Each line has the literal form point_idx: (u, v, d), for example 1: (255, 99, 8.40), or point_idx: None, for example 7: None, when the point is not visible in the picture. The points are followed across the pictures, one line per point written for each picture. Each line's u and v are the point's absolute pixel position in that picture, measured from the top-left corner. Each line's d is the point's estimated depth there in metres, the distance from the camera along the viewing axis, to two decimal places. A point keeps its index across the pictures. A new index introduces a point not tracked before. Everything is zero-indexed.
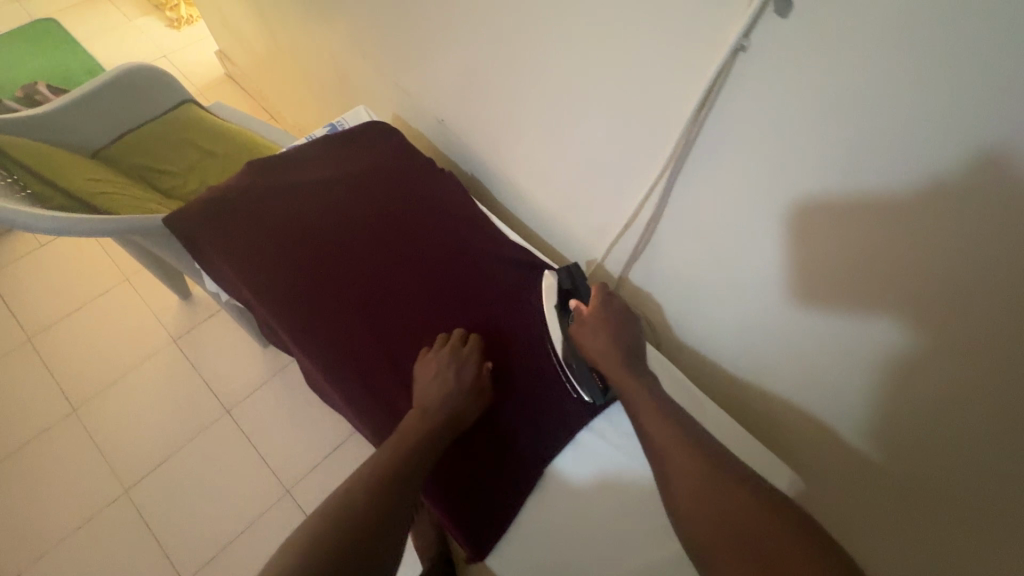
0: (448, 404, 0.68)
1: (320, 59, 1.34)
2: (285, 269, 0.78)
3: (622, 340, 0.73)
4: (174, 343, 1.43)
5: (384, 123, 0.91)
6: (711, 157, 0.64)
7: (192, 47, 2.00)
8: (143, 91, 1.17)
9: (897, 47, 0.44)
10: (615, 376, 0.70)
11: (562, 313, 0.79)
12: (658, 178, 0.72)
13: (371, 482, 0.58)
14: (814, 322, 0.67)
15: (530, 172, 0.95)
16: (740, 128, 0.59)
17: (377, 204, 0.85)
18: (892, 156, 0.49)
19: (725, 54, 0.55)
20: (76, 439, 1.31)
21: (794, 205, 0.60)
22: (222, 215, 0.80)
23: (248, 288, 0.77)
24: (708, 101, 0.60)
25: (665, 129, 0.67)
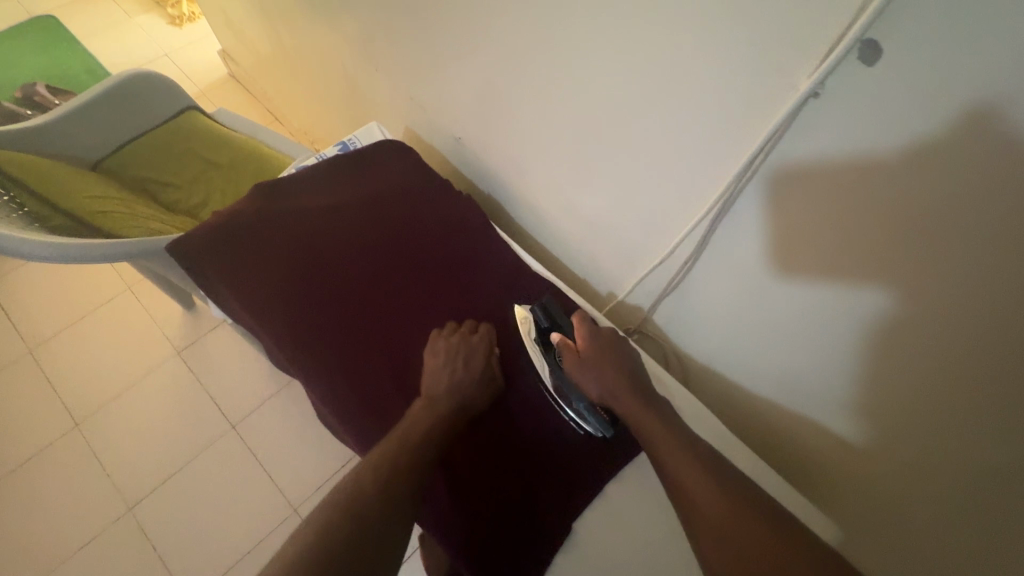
0: (455, 394, 0.67)
1: (326, 63, 1.30)
2: (297, 301, 0.74)
3: (622, 369, 0.70)
4: (178, 356, 1.40)
5: (398, 142, 0.87)
6: (759, 200, 0.59)
7: (195, 46, 1.96)
8: (146, 100, 1.13)
9: (1006, 105, 0.38)
10: (628, 407, 0.67)
11: (547, 349, 0.75)
12: (699, 220, 0.67)
13: (379, 470, 0.57)
14: (862, 379, 0.61)
15: (552, 196, 0.90)
16: (802, 174, 0.54)
17: (391, 227, 0.82)
18: (983, 219, 0.43)
19: (793, 100, 0.50)
20: (80, 454, 1.28)
21: (846, 254, 0.55)
22: (228, 239, 0.76)
23: (260, 325, 0.74)
24: (770, 148, 0.55)
25: (714, 172, 0.62)
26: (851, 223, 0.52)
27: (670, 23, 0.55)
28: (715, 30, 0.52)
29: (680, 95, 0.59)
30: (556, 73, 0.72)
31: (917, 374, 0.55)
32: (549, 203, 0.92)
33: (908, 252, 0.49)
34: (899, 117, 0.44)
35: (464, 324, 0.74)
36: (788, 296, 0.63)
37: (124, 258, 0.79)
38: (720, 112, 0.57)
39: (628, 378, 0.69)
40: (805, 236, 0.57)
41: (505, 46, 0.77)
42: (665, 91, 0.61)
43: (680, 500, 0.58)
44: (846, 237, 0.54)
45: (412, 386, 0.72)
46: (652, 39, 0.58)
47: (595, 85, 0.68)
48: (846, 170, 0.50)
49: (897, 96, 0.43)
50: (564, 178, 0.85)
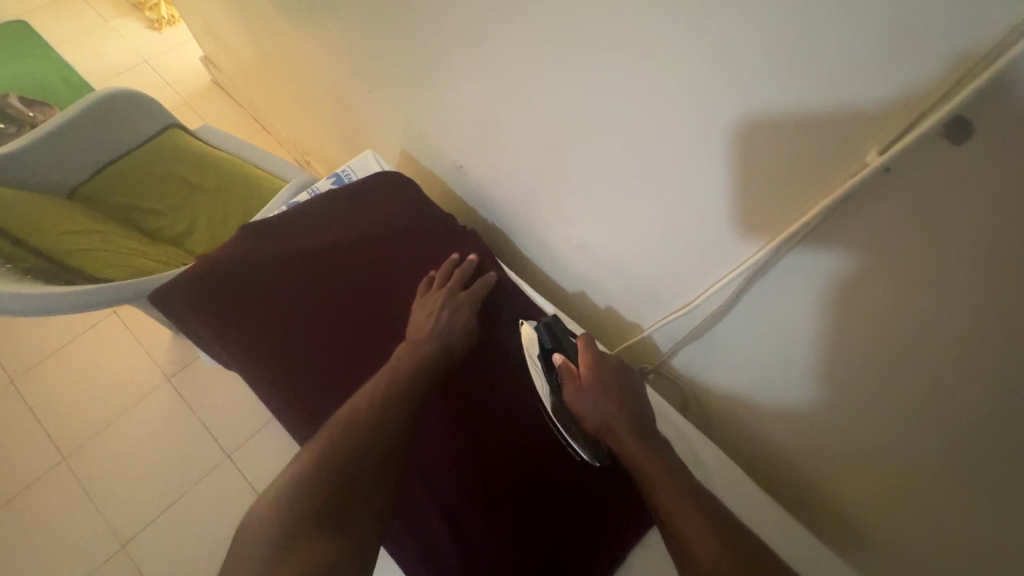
0: (438, 336, 0.68)
1: (315, 76, 1.23)
2: (294, 356, 0.69)
3: (624, 400, 0.70)
4: (168, 383, 1.34)
5: (397, 174, 0.81)
6: (799, 260, 0.55)
7: (175, 51, 1.87)
8: (124, 120, 1.06)
9: None
10: (627, 442, 0.66)
11: (550, 372, 0.77)
12: (736, 275, 0.62)
13: (366, 404, 0.59)
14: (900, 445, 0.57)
15: (564, 232, 0.85)
16: (851, 237, 0.49)
17: (392, 268, 0.77)
18: None
19: (859, 174, 0.45)
20: (68, 491, 1.23)
21: (889, 319, 0.50)
22: (216, 288, 0.71)
23: (257, 385, 0.69)
24: (829, 221, 0.50)
25: (753, 229, 0.57)
26: (901, 294, 0.48)
27: (707, 72, 0.50)
28: (760, 84, 0.47)
29: (716, 147, 0.54)
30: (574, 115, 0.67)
31: (970, 450, 0.51)
32: (560, 238, 0.87)
33: (967, 330, 0.45)
34: (979, 200, 0.39)
35: (454, 278, 0.73)
36: (820, 352, 0.60)
37: (104, 306, 0.75)
38: (763, 170, 0.52)
39: (628, 412, 0.69)
40: (847, 301, 0.53)
41: (513, 81, 0.71)
42: (693, 138, 0.56)
43: (675, 547, 0.55)
44: (894, 308, 0.49)
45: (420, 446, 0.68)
46: (686, 88, 0.53)
47: (617, 129, 0.63)
48: (904, 244, 0.45)
49: (981, 179, 0.38)
50: (581, 216, 0.80)
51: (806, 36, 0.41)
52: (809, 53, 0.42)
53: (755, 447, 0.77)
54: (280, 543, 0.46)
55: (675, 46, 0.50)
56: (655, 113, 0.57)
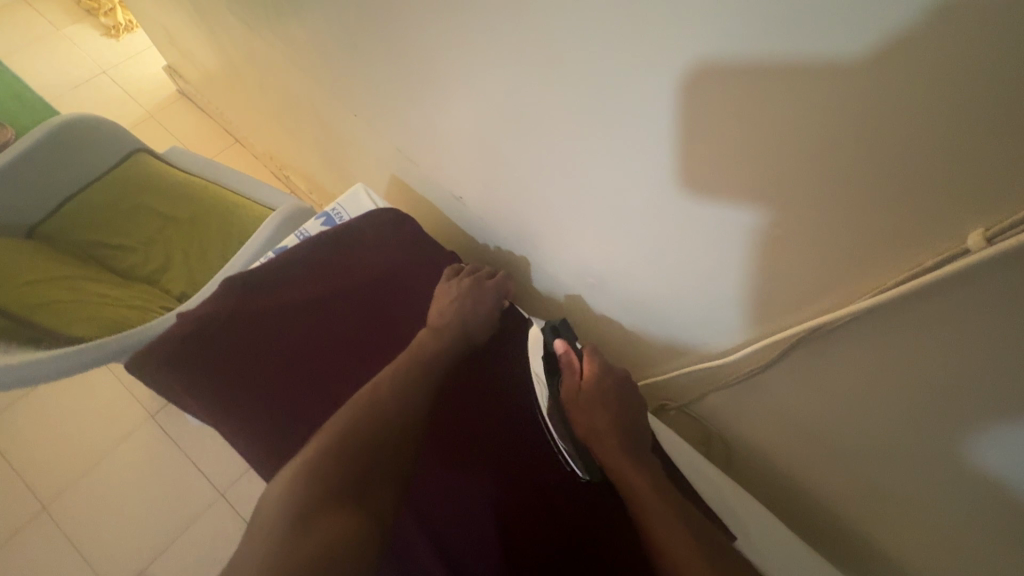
0: (460, 325, 0.68)
1: (290, 91, 1.16)
2: (294, 427, 0.63)
3: (623, 413, 0.70)
4: (152, 420, 1.27)
5: (395, 211, 0.75)
6: (847, 322, 0.50)
7: (135, 60, 1.76)
8: (80, 151, 0.97)
9: None
10: (612, 457, 0.67)
11: (550, 377, 0.75)
12: (784, 336, 0.57)
13: (393, 386, 0.61)
14: (951, 499, 0.54)
15: (576, 263, 0.81)
16: (909, 303, 0.45)
17: (394, 312, 0.71)
18: None
19: (959, 259, 0.39)
20: (51, 543, 1.16)
21: (946, 377, 0.47)
22: (203, 352, 0.65)
23: (255, 459, 0.63)
24: (910, 299, 0.44)
25: (805, 288, 0.52)
26: (965, 357, 0.44)
27: (742, 122, 0.44)
28: (809, 137, 0.41)
29: (751, 195, 0.49)
30: (596, 159, 0.61)
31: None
32: (572, 268, 0.83)
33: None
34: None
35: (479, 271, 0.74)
36: (864, 406, 0.56)
37: (34, 381, 0.64)
38: (809, 231, 0.47)
39: (625, 427, 0.69)
40: (901, 359, 0.49)
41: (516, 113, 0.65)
42: (723, 186, 0.51)
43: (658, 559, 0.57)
44: (960, 373, 0.45)
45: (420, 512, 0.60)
46: (719, 141, 0.47)
47: (646, 176, 0.57)
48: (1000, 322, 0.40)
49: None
50: (602, 252, 0.74)
51: (898, 103, 0.35)
52: (872, 112, 0.37)
53: (787, 488, 0.74)
54: (304, 511, 0.48)
55: (723, 101, 0.45)
56: (691, 162, 0.51)
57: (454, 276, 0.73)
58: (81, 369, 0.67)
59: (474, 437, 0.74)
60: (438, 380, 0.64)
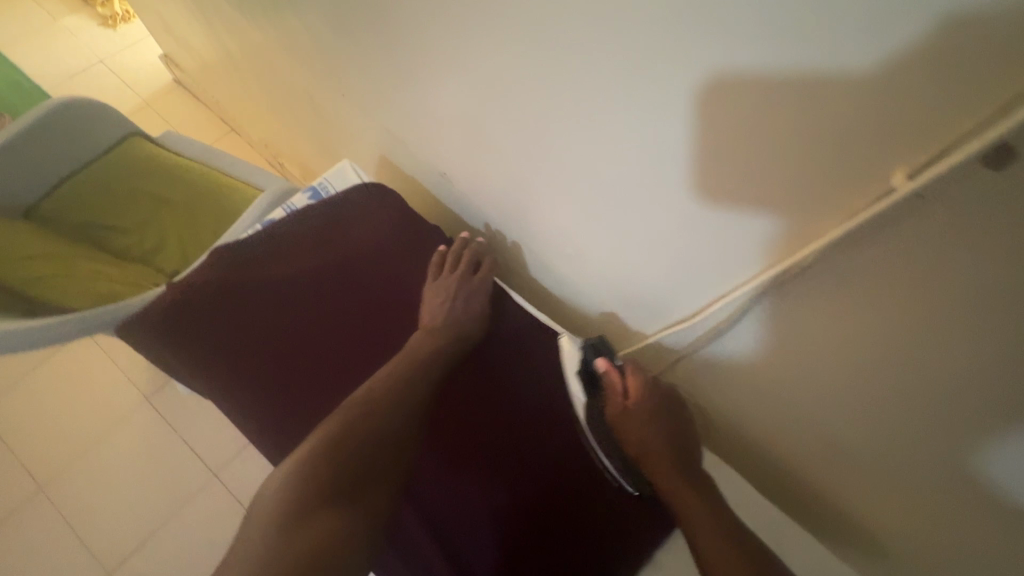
0: (451, 327, 0.68)
1: (282, 76, 1.17)
2: (282, 388, 0.66)
3: (668, 429, 0.69)
4: (148, 403, 1.29)
5: (380, 185, 0.77)
6: (796, 281, 0.51)
7: (133, 49, 1.77)
8: (75, 133, 0.99)
9: None
10: (661, 474, 0.67)
11: (592, 391, 0.74)
12: (737, 297, 0.58)
13: (383, 390, 0.62)
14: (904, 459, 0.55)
15: (556, 240, 0.82)
16: (853, 268, 0.45)
17: (381, 283, 0.73)
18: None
19: (884, 202, 0.39)
20: (47, 523, 1.18)
21: (889, 340, 0.48)
22: (184, 324, 0.67)
23: (243, 416, 0.66)
24: (844, 249, 0.45)
25: (763, 258, 0.53)
26: (899, 319, 0.46)
27: (694, 78, 0.45)
28: (749, 96, 0.42)
29: (707, 160, 0.50)
30: (570, 138, 0.63)
31: (1012, 492, 0.47)
32: (552, 244, 0.84)
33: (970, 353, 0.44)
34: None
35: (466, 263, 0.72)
36: (823, 371, 0.57)
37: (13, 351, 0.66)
38: (754, 196, 0.48)
39: (671, 439, 0.68)
40: (848, 322, 0.50)
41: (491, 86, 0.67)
42: (679, 150, 0.51)
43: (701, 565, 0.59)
44: (894, 333, 0.47)
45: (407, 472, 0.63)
46: (669, 102, 0.49)
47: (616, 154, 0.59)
48: (937, 284, 0.41)
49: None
50: (580, 230, 0.75)
51: (835, 69, 0.36)
52: (796, 62, 0.38)
53: (763, 458, 0.76)
54: (300, 511, 0.50)
55: (681, 74, 0.46)
56: (655, 137, 0.53)
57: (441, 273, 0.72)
58: (63, 341, 0.69)
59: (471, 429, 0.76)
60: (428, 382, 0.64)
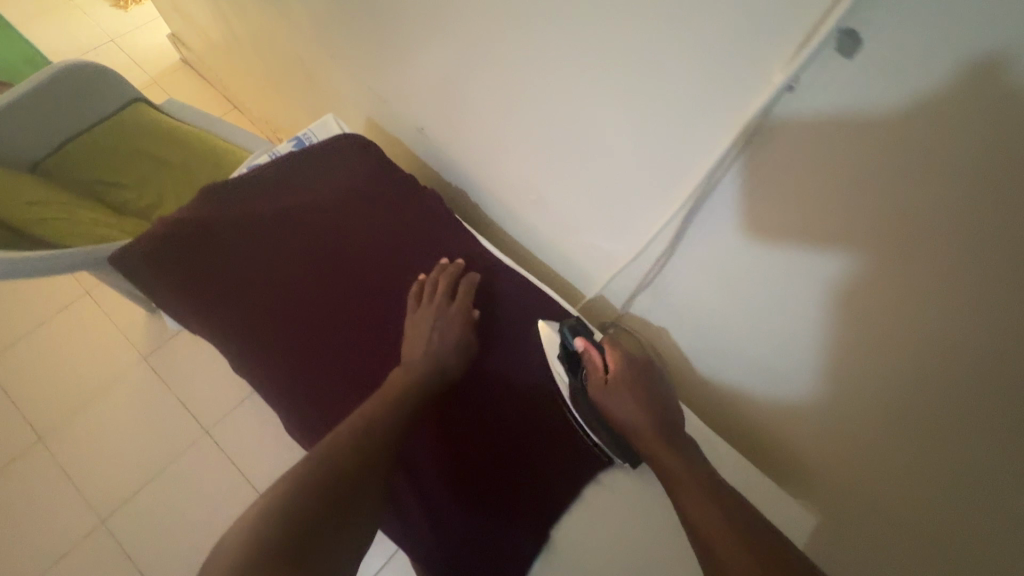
0: (430, 359, 0.66)
1: (278, 49, 1.21)
2: (260, 313, 0.71)
3: (652, 401, 0.63)
4: (144, 362, 1.34)
5: (359, 137, 0.81)
6: (725, 194, 0.55)
7: (144, 29, 1.84)
8: (81, 95, 1.04)
9: (969, 97, 0.34)
10: (649, 447, 0.61)
11: (570, 368, 0.69)
12: (670, 220, 0.64)
13: (359, 429, 0.56)
14: (833, 377, 0.59)
15: (524, 194, 0.86)
16: (770, 173, 0.50)
17: (355, 225, 0.77)
18: (946, 217, 0.40)
19: (772, 94, 0.44)
20: (45, 470, 1.23)
21: (811, 253, 0.52)
22: (167, 255, 0.72)
23: (220, 337, 0.71)
24: (751, 150, 0.50)
25: (692, 175, 0.57)
26: (820, 225, 0.49)
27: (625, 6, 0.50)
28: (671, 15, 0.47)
29: (644, 86, 0.55)
30: (530, 79, 0.68)
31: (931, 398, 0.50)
32: (519, 199, 0.88)
33: (883, 267, 0.46)
34: (892, 140, 0.40)
35: (441, 291, 0.71)
36: (761, 293, 0.61)
37: (12, 277, 0.70)
38: (687, 112, 0.53)
39: (653, 412, 0.62)
40: (774, 232, 0.54)
41: (461, 35, 0.71)
42: (618, 77, 0.57)
43: (705, 557, 0.51)
44: (815, 239, 0.50)
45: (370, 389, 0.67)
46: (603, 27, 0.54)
47: (587, 112, 0.64)
48: (845, 176, 0.44)
49: (892, 121, 0.39)
50: (544, 180, 0.80)
51: None
52: None
53: (723, 405, 0.79)
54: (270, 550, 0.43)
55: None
56: (597, 68, 0.58)
57: (418, 306, 0.71)
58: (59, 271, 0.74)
59: (453, 469, 0.67)
60: (408, 416, 0.60)
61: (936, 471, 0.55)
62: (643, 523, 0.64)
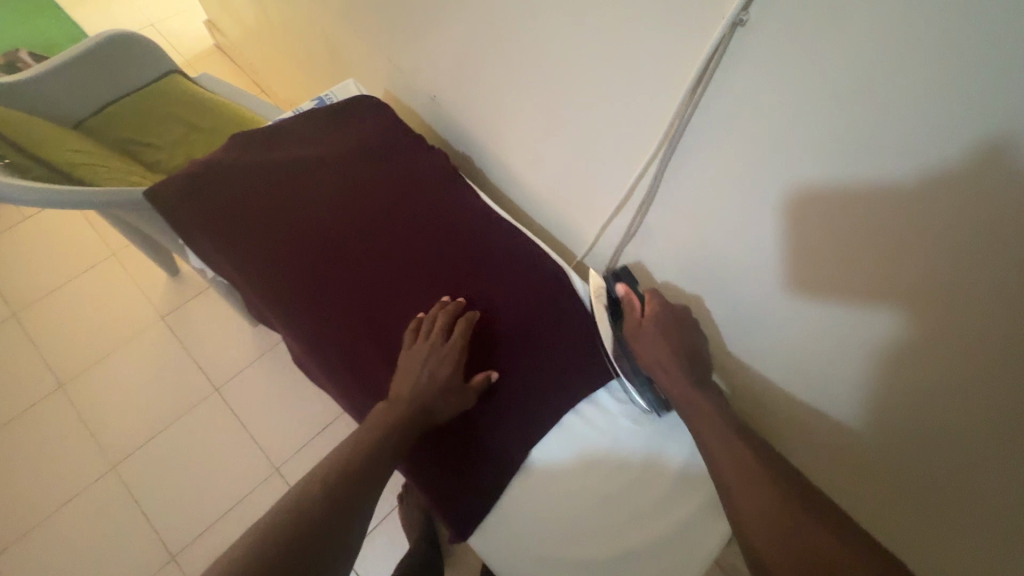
0: (414, 399, 0.64)
1: (306, 30, 1.29)
2: (270, 244, 0.77)
3: (680, 346, 0.68)
4: (163, 320, 1.41)
5: (375, 98, 0.91)
6: (700, 130, 0.62)
7: (180, 17, 1.95)
8: (124, 63, 1.13)
9: (905, 24, 0.41)
10: (675, 389, 0.66)
11: (614, 316, 0.74)
12: (649, 161, 0.70)
13: (329, 476, 0.54)
14: (805, 311, 0.64)
15: (524, 158, 0.92)
16: (740, 108, 0.57)
17: (365, 173, 0.85)
18: (887, 136, 0.47)
19: (730, 28, 0.52)
20: (64, 416, 1.30)
21: (783, 185, 0.58)
22: (194, 189, 0.80)
23: (232, 262, 0.77)
24: (719, 83, 0.57)
25: (665, 110, 0.64)
26: (788, 157, 0.56)
27: None
28: None
29: (629, 34, 0.62)
30: (527, 38, 0.75)
31: (894, 320, 0.56)
32: (519, 161, 0.94)
33: (845, 191, 0.53)
34: (842, 62, 0.46)
35: (437, 330, 0.69)
36: (736, 231, 0.67)
37: (44, 205, 0.78)
38: (669, 57, 0.60)
39: (681, 355, 0.67)
40: (746, 168, 0.60)
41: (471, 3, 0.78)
42: (608, 26, 0.63)
43: (720, 479, 0.59)
44: (784, 168, 0.57)
45: (374, 311, 0.74)
46: None
47: (579, 67, 0.71)
48: (806, 104, 0.51)
49: (839, 47, 0.46)
50: (541, 141, 0.86)
51: None
52: None
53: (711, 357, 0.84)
54: None
55: None
56: (591, 22, 0.65)
57: (413, 342, 0.69)
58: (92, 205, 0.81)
59: (452, 494, 0.67)
60: (383, 464, 0.58)
61: (901, 396, 0.60)
62: (624, 443, 0.69)
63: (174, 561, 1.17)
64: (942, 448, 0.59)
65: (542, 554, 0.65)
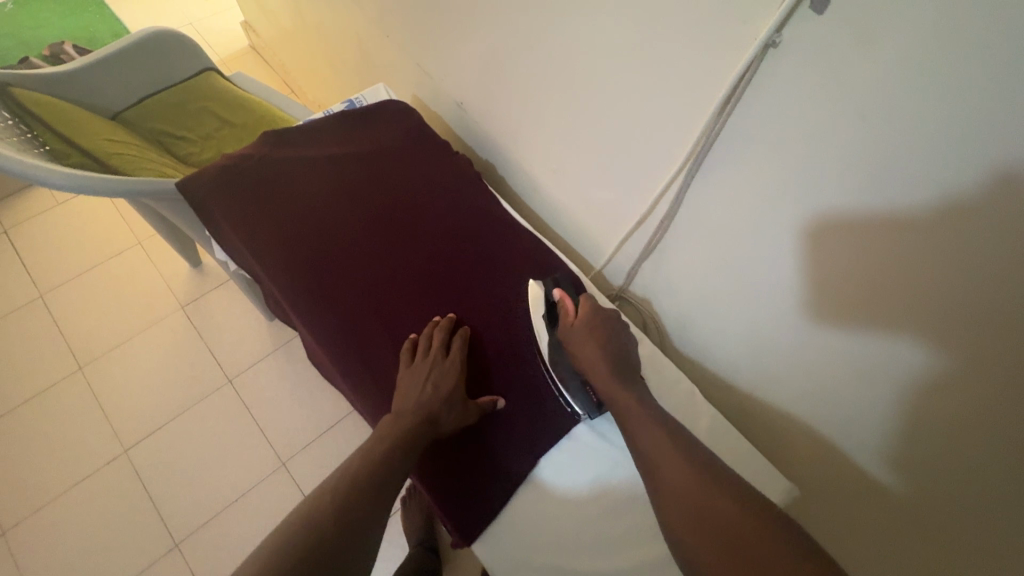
0: (419, 410, 0.64)
1: (339, 35, 1.33)
2: (291, 243, 0.79)
3: (610, 346, 0.67)
4: (182, 310, 1.44)
5: (402, 103, 0.93)
6: (727, 148, 0.62)
7: (219, 18, 2.01)
8: (163, 59, 1.17)
9: (935, 53, 0.41)
10: (606, 389, 0.65)
11: (550, 319, 0.73)
12: (672, 176, 0.70)
13: (336, 489, 0.54)
14: (824, 336, 0.63)
15: (547, 168, 0.93)
16: (766, 129, 0.56)
17: (387, 175, 0.86)
18: (913, 164, 0.46)
19: (763, 48, 0.52)
20: (81, 398, 1.32)
21: (807, 208, 0.58)
22: (222, 184, 0.81)
23: (253, 257, 0.79)
24: (748, 104, 0.57)
25: (691, 125, 0.64)
26: (813, 180, 0.55)
27: None
28: None
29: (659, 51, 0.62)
30: (555, 52, 0.76)
31: (915, 349, 0.55)
32: (542, 171, 0.95)
33: (869, 217, 0.52)
34: (872, 89, 0.46)
35: (437, 345, 0.70)
36: (755, 252, 0.66)
37: (77, 191, 0.81)
38: (698, 74, 0.60)
39: (613, 356, 0.67)
40: (769, 190, 0.60)
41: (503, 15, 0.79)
42: (638, 41, 0.64)
43: (655, 488, 0.56)
44: (807, 191, 0.56)
45: (389, 312, 0.75)
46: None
47: (607, 81, 0.71)
48: (834, 128, 0.51)
49: (869, 74, 0.46)
50: (563, 151, 0.87)
51: None
52: None
53: (726, 376, 0.83)
54: None
55: None
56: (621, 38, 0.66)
57: (412, 360, 0.69)
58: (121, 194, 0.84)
59: (457, 506, 0.66)
60: (390, 475, 0.58)
61: (919, 427, 0.59)
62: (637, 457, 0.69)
63: (177, 548, 1.18)
64: (961, 481, 0.58)
65: (551, 564, 0.64)
